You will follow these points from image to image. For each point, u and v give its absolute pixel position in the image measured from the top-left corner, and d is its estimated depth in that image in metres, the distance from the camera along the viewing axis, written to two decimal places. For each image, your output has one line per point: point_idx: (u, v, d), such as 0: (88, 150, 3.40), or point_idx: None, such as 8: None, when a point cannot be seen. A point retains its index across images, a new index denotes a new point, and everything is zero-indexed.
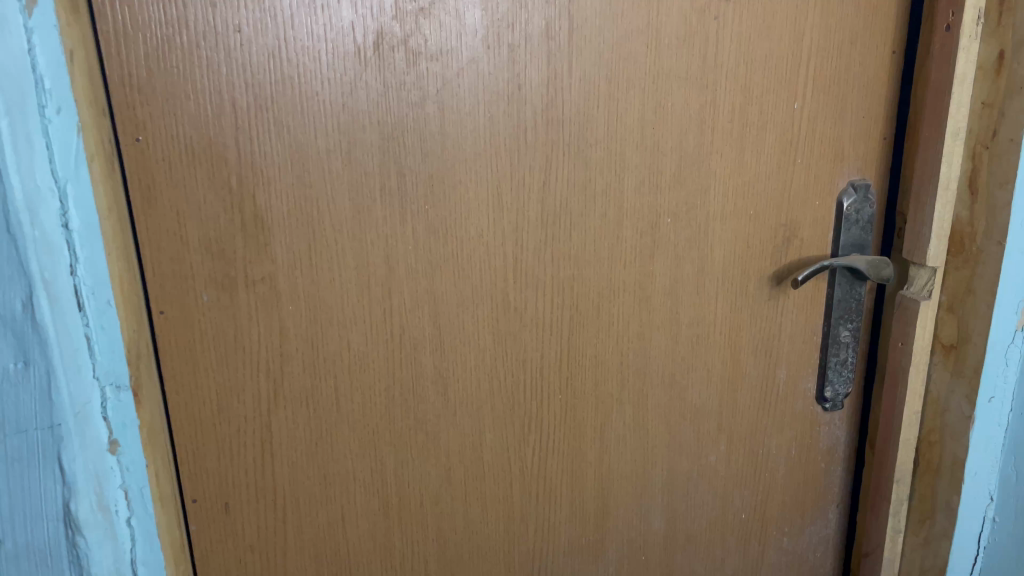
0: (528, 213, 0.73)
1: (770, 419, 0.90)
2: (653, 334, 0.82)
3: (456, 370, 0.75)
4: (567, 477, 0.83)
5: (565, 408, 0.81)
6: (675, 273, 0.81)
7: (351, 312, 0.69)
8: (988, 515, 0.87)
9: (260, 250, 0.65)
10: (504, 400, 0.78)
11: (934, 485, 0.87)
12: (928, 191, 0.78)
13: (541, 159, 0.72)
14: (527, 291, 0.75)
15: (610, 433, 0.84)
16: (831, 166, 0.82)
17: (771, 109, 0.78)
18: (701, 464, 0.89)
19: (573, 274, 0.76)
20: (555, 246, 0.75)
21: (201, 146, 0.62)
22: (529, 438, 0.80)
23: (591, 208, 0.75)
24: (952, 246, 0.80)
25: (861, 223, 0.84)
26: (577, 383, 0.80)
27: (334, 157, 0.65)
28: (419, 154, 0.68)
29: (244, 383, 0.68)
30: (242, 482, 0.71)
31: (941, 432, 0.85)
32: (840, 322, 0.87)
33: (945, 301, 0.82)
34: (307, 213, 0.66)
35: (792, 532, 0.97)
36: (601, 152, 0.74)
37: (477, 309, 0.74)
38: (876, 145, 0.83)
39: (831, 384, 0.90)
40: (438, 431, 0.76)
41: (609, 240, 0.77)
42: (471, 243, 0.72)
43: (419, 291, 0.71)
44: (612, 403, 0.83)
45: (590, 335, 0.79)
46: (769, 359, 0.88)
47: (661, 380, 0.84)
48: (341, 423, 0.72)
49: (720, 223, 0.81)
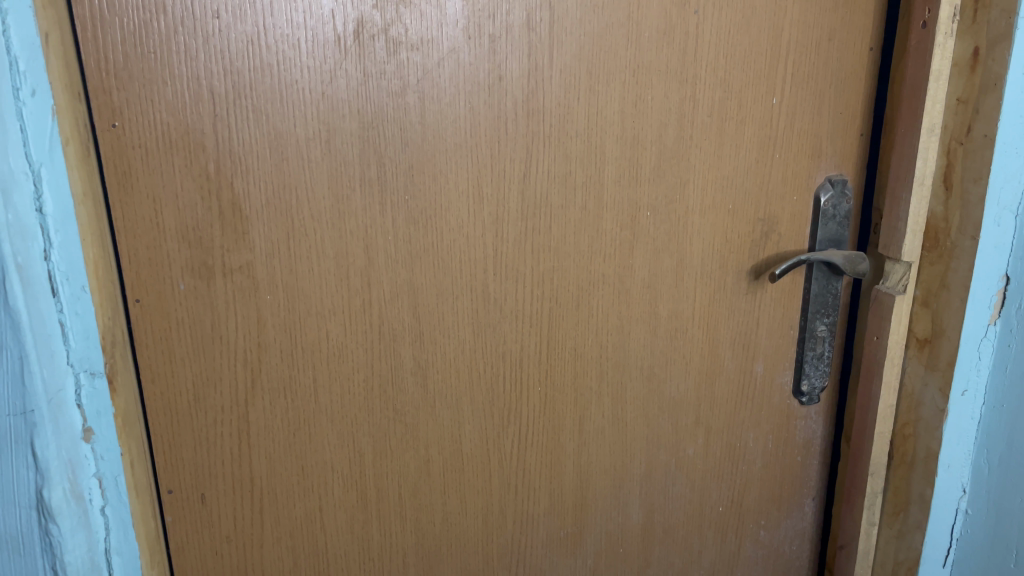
0: (508, 205, 0.73)
1: (747, 413, 0.91)
2: (632, 327, 0.82)
3: (435, 361, 0.75)
4: (545, 469, 0.83)
5: (544, 400, 0.81)
6: (654, 267, 0.81)
7: (329, 302, 0.69)
8: (961, 507, 0.88)
9: (237, 238, 0.65)
10: (483, 392, 0.78)
11: (907, 477, 0.88)
12: (904, 187, 0.79)
13: (522, 150, 0.72)
14: (507, 283, 0.75)
15: (589, 425, 0.84)
16: (808, 161, 0.83)
17: (750, 103, 0.79)
18: (679, 457, 0.90)
19: (552, 267, 0.76)
20: (535, 238, 0.75)
21: (178, 133, 0.61)
22: (508, 430, 0.80)
23: (571, 200, 0.75)
24: (927, 242, 0.81)
25: (838, 218, 0.85)
26: (556, 375, 0.80)
27: (313, 145, 0.65)
28: (399, 143, 0.67)
29: (221, 373, 0.68)
30: (219, 473, 0.70)
31: (915, 426, 0.86)
32: (816, 317, 0.88)
33: (920, 296, 0.83)
34: (286, 201, 0.65)
35: (768, 524, 0.97)
36: (581, 145, 0.74)
37: (456, 300, 0.74)
38: (853, 141, 0.84)
39: (807, 378, 0.90)
40: (417, 423, 0.76)
41: (589, 232, 0.77)
42: (451, 234, 0.71)
43: (398, 281, 0.71)
44: (591, 395, 0.83)
45: (570, 327, 0.79)
46: (747, 353, 0.88)
47: (639, 372, 0.84)
48: (320, 414, 0.72)
49: (699, 217, 0.81)
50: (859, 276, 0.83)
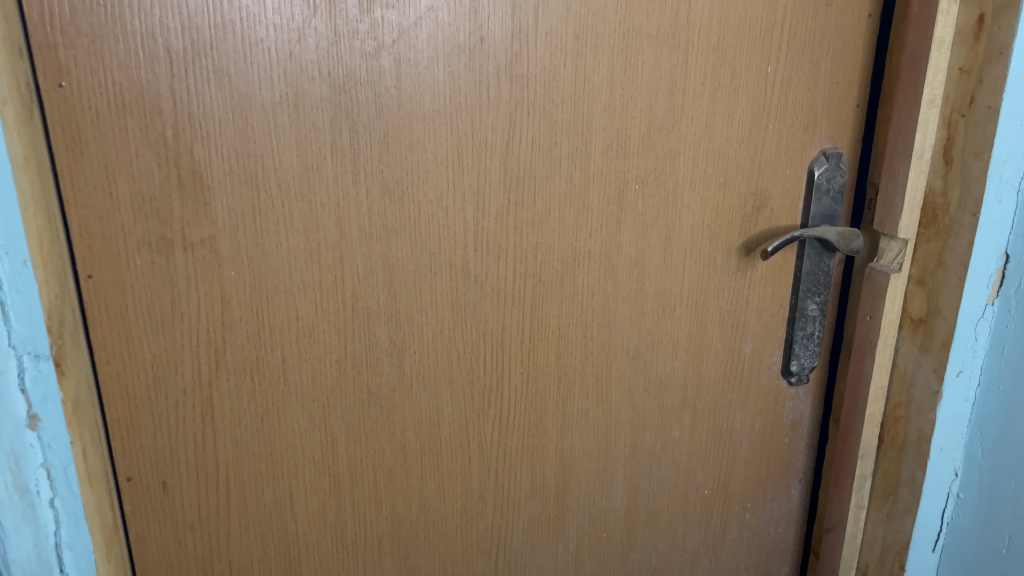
0: (489, 176, 0.69)
1: (735, 392, 0.89)
2: (619, 305, 0.79)
3: (413, 341, 0.71)
4: (527, 453, 0.80)
5: (526, 381, 0.77)
6: (642, 243, 0.78)
7: (299, 278, 0.65)
8: (952, 491, 0.85)
9: (199, 209, 0.60)
10: (463, 373, 0.74)
11: (898, 460, 0.86)
12: (901, 160, 0.77)
13: (505, 118, 0.68)
14: (488, 259, 0.71)
15: (572, 407, 0.81)
16: (802, 134, 0.81)
17: (744, 71, 0.76)
18: (664, 439, 0.87)
19: (536, 242, 0.73)
20: (518, 211, 0.71)
21: (132, 95, 0.56)
22: (488, 413, 0.77)
23: (556, 171, 0.71)
24: (924, 218, 0.78)
25: (832, 192, 0.83)
26: (539, 356, 0.77)
27: (280, 110, 0.60)
28: (373, 109, 0.63)
29: (182, 354, 0.63)
30: (181, 459, 0.66)
31: (907, 408, 0.84)
32: (807, 296, 0.87)
33: (916, 275, 0.80)
34: (250, 171, 0.61)
35: (754, 507, 0.96)
36: (567, 113, 0.70)
37: (435, 278, 0.70)
38: (849, 113, 0.81)
39: (797, 358, 0.89)
40: (393, 406, 0.72)
41: (575, 205, 0.73)
42: (428, 208, 0.67)
43: (373, 256, 0.67)
44: (575, 376, 0.80)
45: (553, 306, 0.76)
46: (735, 332, 0.86)
47: (625, 353, 0.81)
48: (290, 396, 0.68)
49: (689, 191, 0.78)
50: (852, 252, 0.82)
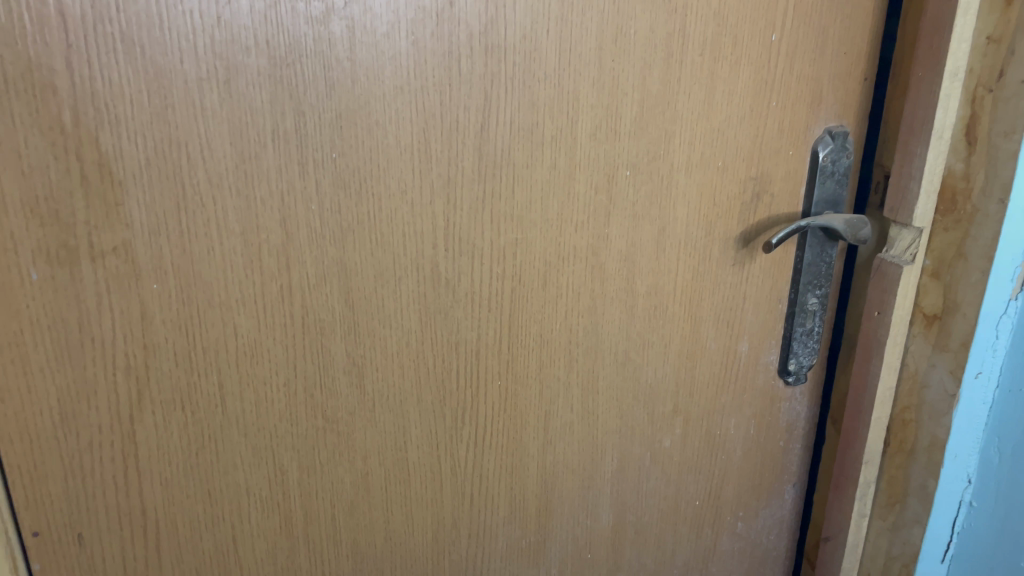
0: (462, 164, 0.59)
1: (729, 396, 0.81)
2: (607, 306, 0.70)
3: (375, 357, 0.61)
4: (505, 474, 0.71)
5: (504, 395, 0.68)
6: (633, 236, 0.69)
7: (237, 290, 0.54)
8: (965, 499, 0.79)
9: (109, 211, 0.49)
10: (433, 390, 0.64)
11: (905, 467, 0.79)
12: (919, 141, 0.69)
13: (479, 95, 0.58)
14: (461, 260, 0.62)
15: (555, 420, 0.72)
16: (807, 111, 0.72)
17: (746, 41, 0.66)
18: (655, 449, 0.79)
19: (516, 239, 0.63)
20: (495, 204, 0.61)
21: (16, 71, 0.45)
22: (462, 432, 0.67)
23: (538, 156, 0.62)
24: (942, 205, 0.71)
25: (837, 175, 0.74)
26: (518, 366, 0.68)
27: (208, 88, 0.49)
28: (322, 85, 0.52)
29: (95, 385, 0.52)
30: (99, 507, 0.55)
31: (918, 411, 0.76)
32: (808, 289, 0.79)
33: (931, 267, 0.73)
34: (173, 163, 0.50)
35: (746, 516, 0.89)
36: (550, 89, 0.60)
37: (400, 283, 0.60)
38: (857, 87, 0.73)
39: (795, 356, 0.82)
40: (353, 431, 0.62)
41: (559, 196, 0.64)
42: (391, 202, 0.57)
43: (326, 261, 0.56)
44: (559, 387, 0.71)
45: (535, 310, 0.67)
46: (731, 330, 0.78)
47: (613, 358, 0.73)
48: (230, 427, 0.57)
49: (685, 177, 0.69)
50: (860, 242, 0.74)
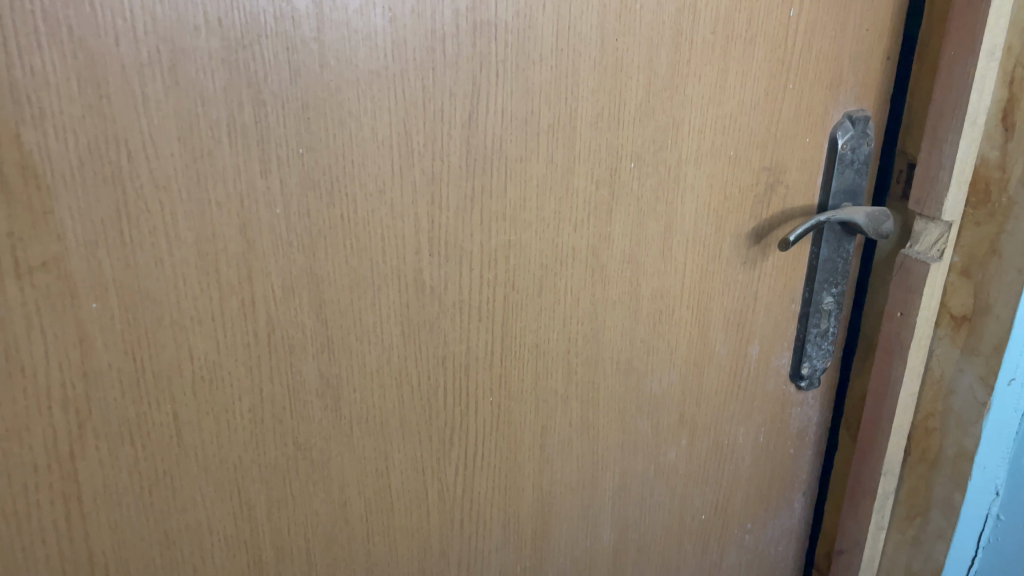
0: (448, 159, 0.52)
1: (738, 403, 0.75)
2: (609, 312, 0.64)
3: (352, 377, 0.54)
4: (498, 496, 0.65)
5: (497, 412, 0.62)
6: (637, 235, 0.62)
7: (191, 307, 0.47)
8: (992, 512, 0.73)
9: (36, 221, 0.42)
10: (418, 410, 0.58)
11: (927, 478, 0.73)
12: (950, 127, 0.63)
13: (467, 81, 0.51)
14: (448, 265, 0.55)
15: (552, 437, 0.66)
16: (825, 94, 0.66)
17: (762, 17, 0.60)
18: (659, 463, 0.73)
19: (509, 240, 0.57)
20: (485, 202, 0.55)
21: None
22: (450, 454, 0.61)
23: (532, 149, 0.55)
24: (972, 197, 0.65)
25: (856, 164, 0.69)
26: (512, 380, 0.61)
27: (151, 74, 0.42)
28: (285, 70, 0.45)
29: (28, 420, 0.45)
30: (38, 555, 0.48)
31: (942, 419, 0.71)
32: (823, 287, 0.73)
33: (959, 263, 0.67)
34: (111, 163, 0.43)
35: (754, 527, 0.83)
36: (546, 73, 0.53)
37: (378, 294, 0.53)
38: (879, 67, 0.67)
39: (808, 359, 0.76)
40: (328, 459, 0.56)
41: (556, 192, 0.57)
42: (367, 204, 0.50)
43: (294, 271, 0.49)
44: (556, 401, 0.64)
45: (530, 318, 0.60)
46: (741, 333, 0.72)
47: (615, 368, 0.66)
48: (188, 460, 0.51)
49: (694, 169, 0.62)
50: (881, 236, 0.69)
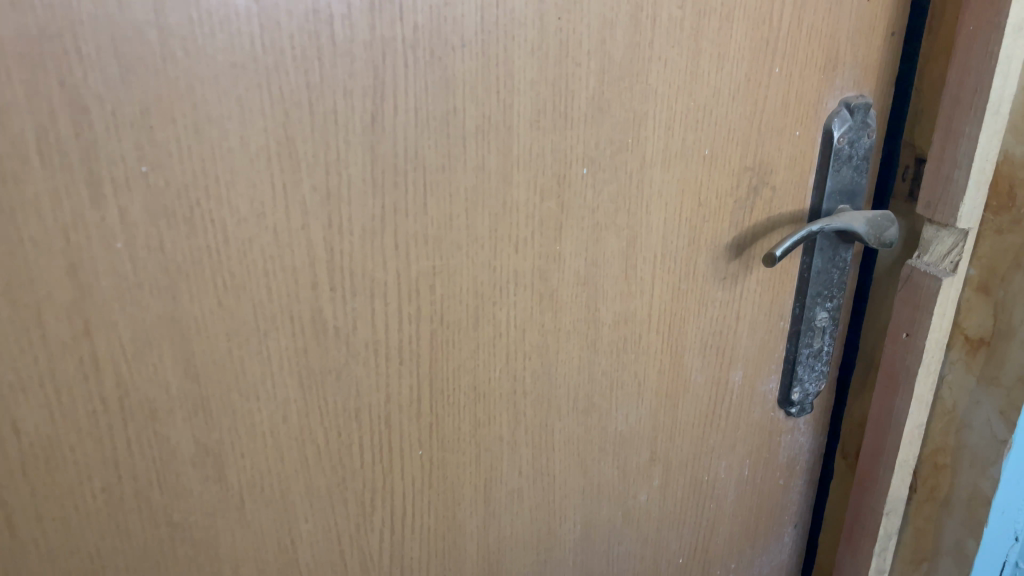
0: (348, 172, 0.41)
1: (719, 435, 0.65)
2: (562, 343, 0.54)
3: (241, 440, 0.44)
4: (435, 560, 0.55)
5: (428, 466, 0.52)
6: (593, 253, 0.52)
7: (11, 370, 0.37)
8: (1011, 558, 0.64)
9: None
10: (329, 472, 0.48)
11: (936, 520, 0.64)
12: (967, 118, 0.52)
13: (367, 74, 0.40)
14: (356, 301, 0.45)
15: (498, 489, 0.56)
16: (818, 79, 0.55)
17: None
18: (628, 507, 0.63)
19: (434, 267, 0.46)
20: (401, 223, 0.44)
21: None
22: (372, 518, 0.51)
23: (458, 155, 0.44)
24: (993, 200, 0.55)
25: (855, 160, 0.59)
26: (446, 429, 0.51)
27: None
28: (115, 65, 0.35)
29: None
30: None
31: (954, 455, 0.61)
32: (817, 303, 0.63)
33: (976, 278, 0.57)
34: None
35: (739, 567, 0.74)
36: (471, 62, 0.43)
37: (267, 340, 0.43)
38: (881, 46, 0.56)
39: (800, 383, 0.66)
40: (216, 537, 0.46)
41: (491, 207, 0.47)
42: (243, 231, 0.40)
43: (150, 319, 0.39)
44: (502, 448, 0.54)
45: (464, 357, 0.50)
46: (721, 357, 0.62)
47: (572, 407, 0.56)
48: (25, 554, 0.41)
49: (661, 172, 0.52)
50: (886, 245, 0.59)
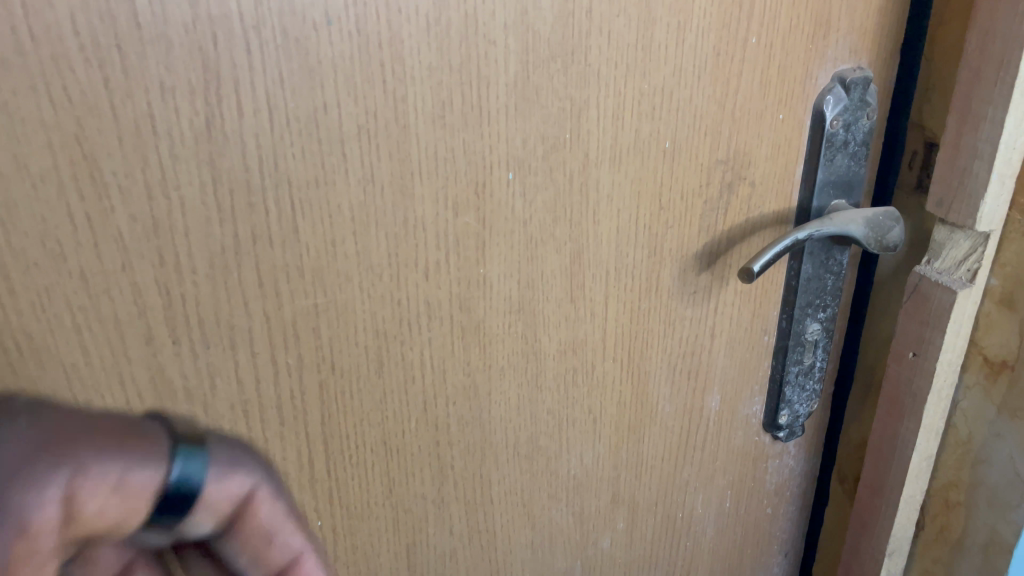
0: (180, 194, 0.31)
1: (695, 468, 0.56)
2: (495, 382, 0.44)
3: None
4: None
5: (331, 537, 0.43)
6: (528, 273, 0.42)
7: None
8: None
9: None
10: None
11: (947, 564, 0.55)
12: (991, 97, 0.42)
13: (194, 64, 0.30)
14: (212, 354, 0.35)
15: (424, 553, 0.46)
16: (806, 50, 0.45)
17: None
18: (586, 557, 0.54)
19: (316, 304, 0.37)
20: (264, 254, 0.34)
21: None
22: None
23: (336, 165, 0.34)
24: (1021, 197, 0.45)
25: (850, 147, 0.49)
26: (351, 493, 0.42)
27: None
28: None
29: None
30: None
31: (969, 493, 0.52)
32: (806, 314, 0.53)
33: (998, 289, 0.47)
34: None
35: None
36: (344, 44, 0.32)
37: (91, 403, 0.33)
38: (883, 7, 0.46)
39: (788, 405, 0.57)
40: None
41: (388, 227, 0.37)
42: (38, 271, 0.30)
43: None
44: (425, 508, 0.45)
45: (367, 408, 0.40)
46: (694, 382, 0.52)
47: (512, 453, 0.47)
48: None
49: (611, 172, 0.42)
50: (886, 249, 0.49)
